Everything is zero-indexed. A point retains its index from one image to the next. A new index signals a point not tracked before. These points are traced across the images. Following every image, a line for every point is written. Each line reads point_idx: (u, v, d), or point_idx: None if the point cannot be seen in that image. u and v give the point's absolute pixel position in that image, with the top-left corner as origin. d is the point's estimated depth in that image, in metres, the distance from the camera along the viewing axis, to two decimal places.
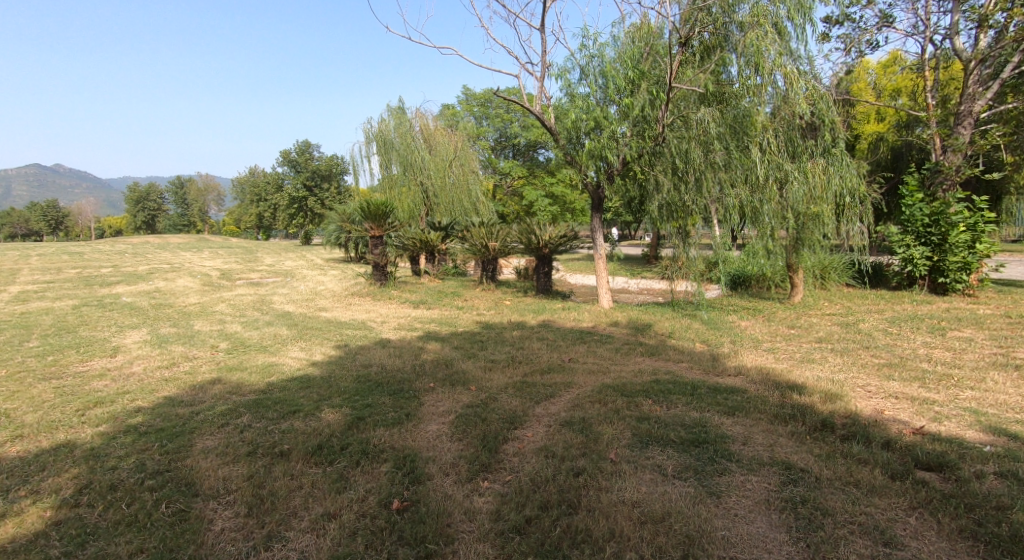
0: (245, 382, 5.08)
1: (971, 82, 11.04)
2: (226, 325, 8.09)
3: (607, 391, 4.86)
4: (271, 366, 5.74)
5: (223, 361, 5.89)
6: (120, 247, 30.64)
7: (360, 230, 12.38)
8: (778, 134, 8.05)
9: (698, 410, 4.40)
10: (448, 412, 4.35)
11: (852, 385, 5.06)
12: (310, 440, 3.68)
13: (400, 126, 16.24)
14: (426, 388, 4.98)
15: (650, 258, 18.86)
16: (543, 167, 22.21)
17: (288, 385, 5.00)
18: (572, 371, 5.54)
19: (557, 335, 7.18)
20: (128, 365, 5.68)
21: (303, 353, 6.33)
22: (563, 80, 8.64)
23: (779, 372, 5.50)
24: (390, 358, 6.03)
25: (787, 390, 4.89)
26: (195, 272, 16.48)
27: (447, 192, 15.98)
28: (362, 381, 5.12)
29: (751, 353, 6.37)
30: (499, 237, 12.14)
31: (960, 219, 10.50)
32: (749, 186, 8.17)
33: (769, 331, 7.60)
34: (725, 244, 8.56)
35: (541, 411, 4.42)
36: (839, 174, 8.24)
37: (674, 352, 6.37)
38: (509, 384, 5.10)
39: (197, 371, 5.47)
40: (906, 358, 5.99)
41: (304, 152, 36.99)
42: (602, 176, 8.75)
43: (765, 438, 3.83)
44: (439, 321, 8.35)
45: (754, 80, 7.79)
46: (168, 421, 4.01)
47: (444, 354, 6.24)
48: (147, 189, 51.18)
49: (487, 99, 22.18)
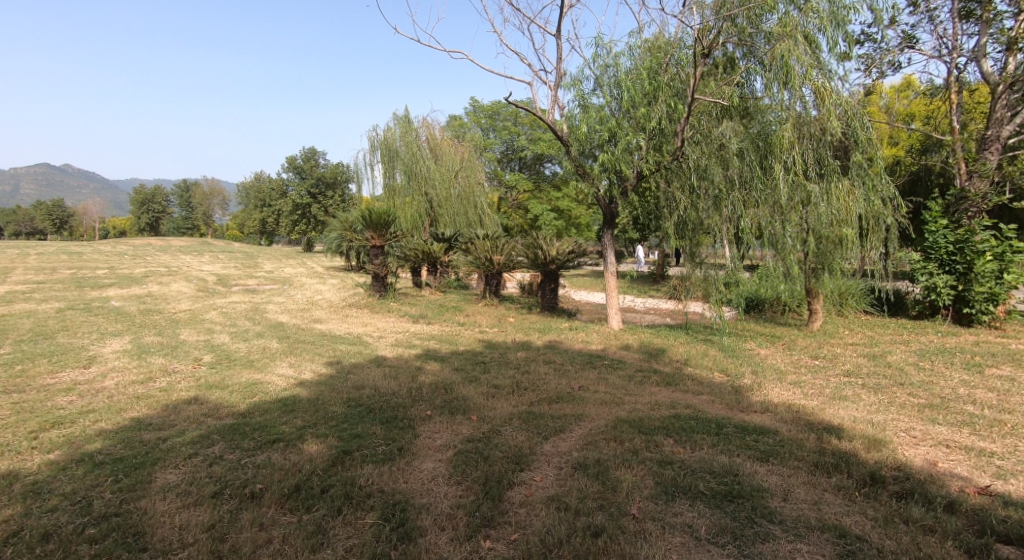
0: (224, 404, 4.59)
1: (998, 107, 10.75)
2: (214, 335, 7.62)
3: (623, 427, 4.38)
4: (256, 384, 5.25)
5: (204, 377, 5.40)
6: (123, 248, 30.40)
7: (360, 239, 12.00)
8: (806, 151, 7.60)
9: (726, 454, 3.93)
10: (445, 448, 3.87)
11: (893, 429, 4.59)
12: (288, 480, 3.21)
13: (405, 135, 15.85)
14: (422, 416, 4.50)
15: (658, 278, 18.45)
16: (550, 181, 21.82)
17: (271, 409, 4.53)
18: (583, 401, 5.06)
19: (565, 358, 6.70)
20: (99, 379, 5.19)
21: (292, 371, 5.85)
22: (575, 91, 8.27)
23: (810, 411, 5.01)
24: (385, 379, 5.55)
25: (824, 433, 4.42)
26: (190, 277, 16.03)
27: (451, 204, 15.62)
28: (352, 407, 4.65)
29: (776, 386, 5.88)
30: (504, 251, 11.68)
31: (988, 247, 10.05)
32: (771, 206, 7.71)
33: (791, 362, 7.10)
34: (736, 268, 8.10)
35: (549, 449, 3.94)
36: (868, 198, 7.80)
37: (692, 382, 5.87)
38: (514, 414, 4.62)
39: (175, 387, 4.99)
40: (946, 399, 5.50)
41: (310, 159, 36.76)
42: (614, 191, 8.36)
43: (809, 494, 3.36)
44: (439, 338, 7.88)
45: (783, 95, 7.36)
46: (130, 449, 3.53)
47: (444, 376, 5.76)
48: (153, 192, 51.29)
49: (495, 111, 21.78)
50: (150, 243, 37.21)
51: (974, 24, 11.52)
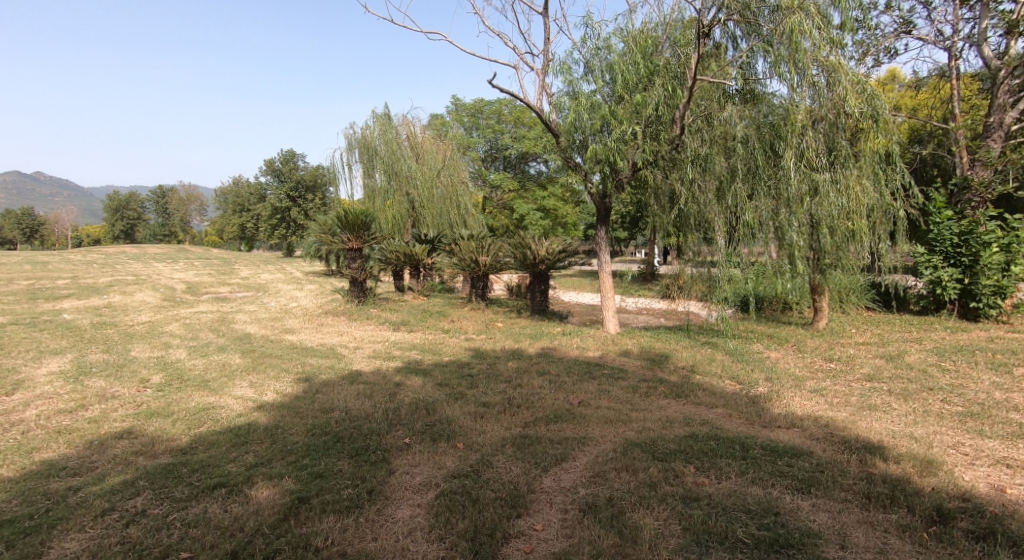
0: (162, 437, 3.86)
1: (1000, 93, 10.34)
2: (170, 351, 6.83)
3: (635, 452, 3.76)
4: (207, 410, 4.53)
5: (147, 402, 4.67)
6: (93, 257, 29.07)
7: (337, 242, 11.30)
8: (819, 136, 6.97)
9: (759, 485, 3.34)
10: (426, 487, 3.25)
11: (940, 445, 4.02)
12: (223, 545, 2.63)
13: (385, 133, 15.09)
14: (399, 445, 3.83)
15: (649, 277, 17.99)
16: (535, 181, 21.11)
17: (219, 442, 3.81)
18: (585, 420, 4.42)
19: (561, 368, 6.05)
20: (19, 410, 4.43)
21: (252, 392, 5.11)
22: (564, 77, 7.63)
23: (841, 425, 4.42)
24: (358, 399, 4.85)
25: (866, 453, 3.82)
26: (158, 286, 15.06)
27: (434, 204, 14.96)
28: (317, 436, 3.96)
29: (796, 395, 5.29)
30: (490, 251, 11.02)
31: (993, 238, 9.57)
32: (775, 198, 7.14)
33: (806, 366, 6.53)
34: (731, 260, 7.31)
35: (549, 484, 3.31)
36: (879, 188, 7.26)
37: (703, 394, 5.25)
38: (506, 439, 3.97)
39: (107, 417, 4.24)
40: (985, 406, 4.94)
41: (288, 161, 35.56)
42: (608, 184, 7.77)
43: (869, 538, 2.80)
44: (422, 348, 7.18)
45: (793, 76, 6.75)
46: (27, 506, 2.86)
47: (427, 394, 5.07)
48: (127, 198, 49.49)
49: (477, 109, 20.97)
50: (125, 251, 35.81)
51: (973, 8, 11.02)
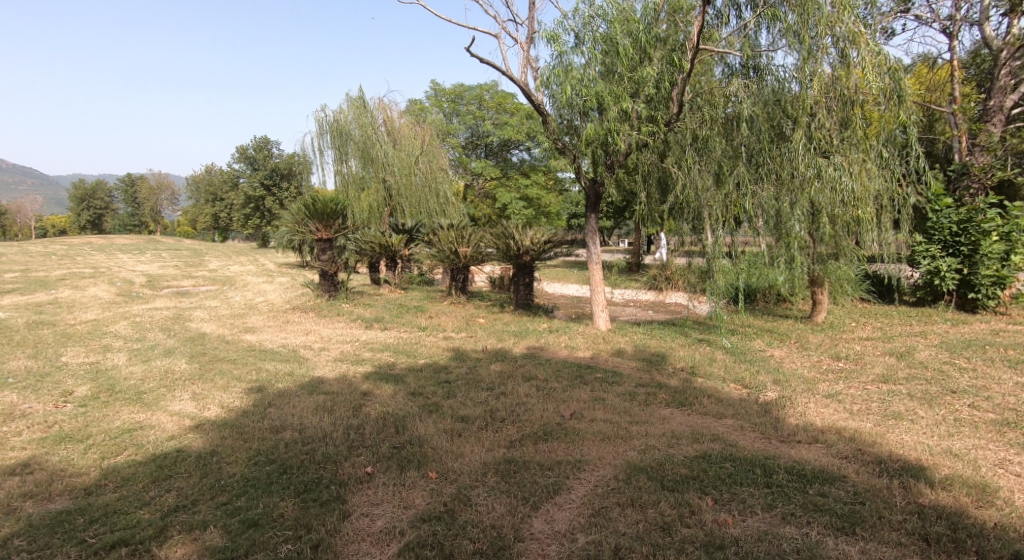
0: (66, 470, 3.16)
1: (1001, 74, 9.93)
2: (108, 355, 6.03)
3: (640, 480, 3.16)
4: (132, 431, 3.82)
5: (61, 422, 3.94)
6: (54, 247, 27.84)
7: (305, 231, 10.47)
8: (833, 114, 6.39)
9: (792, 525, 2.76)
10: (388, 537, 2.62)
11: (987, 465, 3.50)
12: None
13: (360, 117, 14.25)
14: (359, 477, 3.17)
15: (635, 267, 17.44)
16: (518, 169, 20.36)
17: (135, 476, 3.12)
18: (580, 438, 3.80)
19: (549, 372, 5.42)
20: None
21: (192, 407, 4.38)
22: (552, 48, 6.90)
23: (870, 440, 3.86)
24: (315, 415, 4.17)
25: (908, 477, 3.27)
26: (115, 279, 14.07)
27: (412, 192, 14.15)
28: (259, 466, 3.29)
29: (811, 402, 4.74)
30: (471, 242, 10.34)
31: (994, 227, 9.17)
32: (778, 183, 6.58)
33: (813, 366, 6.01)
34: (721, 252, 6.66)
35: (539, 529, 2.71)
36: (887, 172, 6.73)
37: (709, 401, 4.66)
38: (487, 465, 3.33)
39: (5, 445, 3.51)
40: (1019, 413, 4.44)
41: (262, 149, 34.37)
42: (600, 169, 7.08)
43: None
44: (395, 349, 6.49)
45: (806, 45, 6.19)
46: None
47: (397, 406, 4.41)
48: (94, 188, 47.63)
49: (458, 95, 20.16)
50: (90, 242, 34.27)
51: None
